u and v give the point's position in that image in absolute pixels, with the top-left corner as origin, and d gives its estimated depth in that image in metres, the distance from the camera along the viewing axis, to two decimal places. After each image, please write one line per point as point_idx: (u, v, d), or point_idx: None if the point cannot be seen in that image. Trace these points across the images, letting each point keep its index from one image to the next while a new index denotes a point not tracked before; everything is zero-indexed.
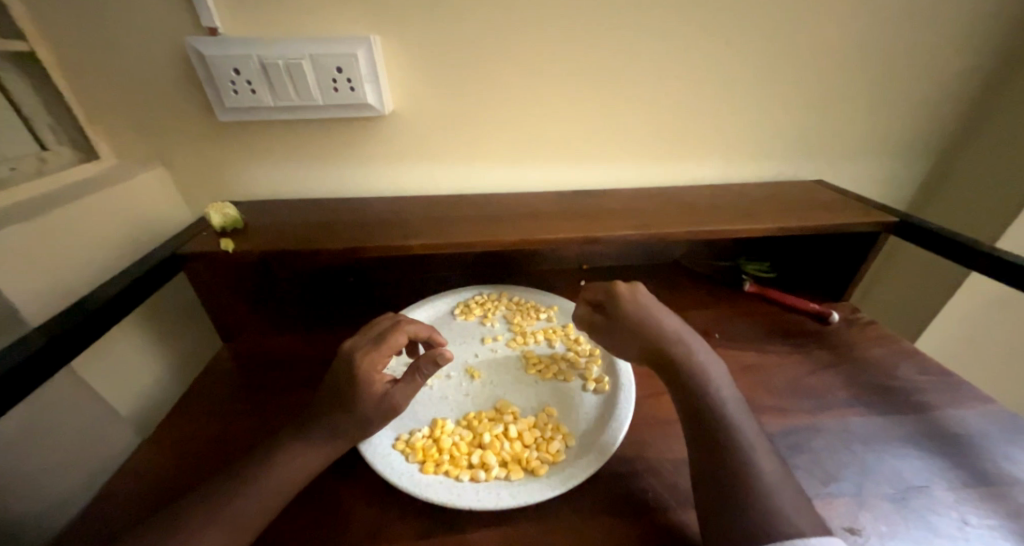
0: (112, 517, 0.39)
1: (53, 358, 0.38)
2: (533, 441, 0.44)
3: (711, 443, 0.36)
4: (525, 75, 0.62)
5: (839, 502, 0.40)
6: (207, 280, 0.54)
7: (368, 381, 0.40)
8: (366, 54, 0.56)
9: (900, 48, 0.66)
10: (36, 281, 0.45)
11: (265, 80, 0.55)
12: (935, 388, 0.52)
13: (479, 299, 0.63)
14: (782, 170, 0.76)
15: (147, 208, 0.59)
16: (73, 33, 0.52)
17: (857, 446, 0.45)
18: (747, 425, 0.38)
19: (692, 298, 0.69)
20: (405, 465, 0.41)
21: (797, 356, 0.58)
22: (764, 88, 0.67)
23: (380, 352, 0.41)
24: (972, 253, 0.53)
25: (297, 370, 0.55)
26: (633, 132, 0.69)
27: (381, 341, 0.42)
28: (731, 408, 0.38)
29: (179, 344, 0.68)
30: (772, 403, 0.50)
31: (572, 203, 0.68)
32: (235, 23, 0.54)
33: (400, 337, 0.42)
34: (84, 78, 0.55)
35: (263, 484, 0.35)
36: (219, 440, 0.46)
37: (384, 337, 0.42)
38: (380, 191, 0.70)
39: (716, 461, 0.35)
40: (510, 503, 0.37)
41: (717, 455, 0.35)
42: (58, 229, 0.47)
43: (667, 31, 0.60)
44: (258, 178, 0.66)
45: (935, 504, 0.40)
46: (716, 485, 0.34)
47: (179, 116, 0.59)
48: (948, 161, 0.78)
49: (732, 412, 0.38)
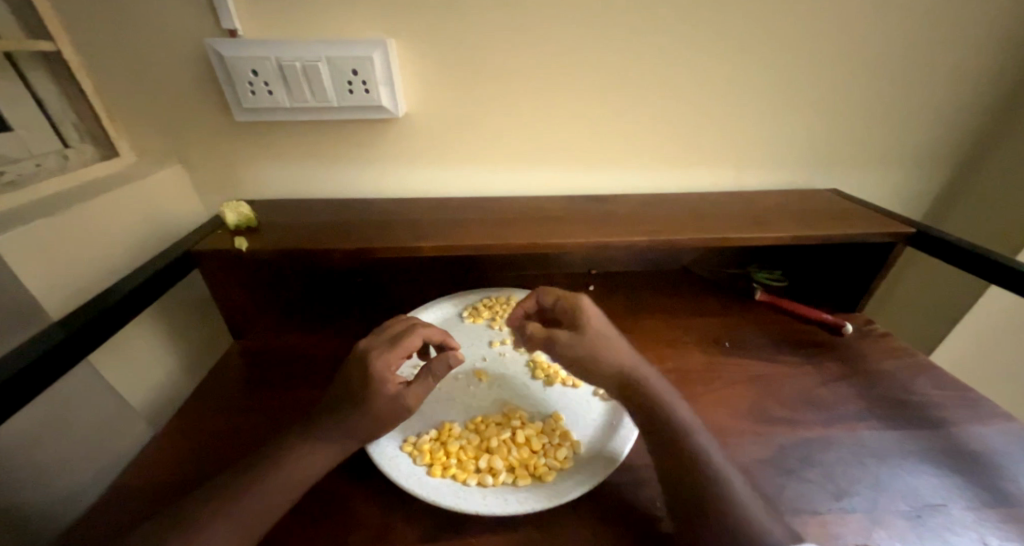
0: (124, 512, 0.39)
1: (72, 350, 0.39)
2: (541, 446, 0.44)
3: (682, 463, 0.36)
4: (538, 80, 0.62)
5: (851, 518, 0.39)
6: (220, 278, 0.55)
7: (382, 382, 0.39)
8: (382, 57, 0.56)
9: (919, 56, 0.65)
10: (56, 276, 0.46)
11: (283, 81, 0.56)
12: (951, 404, 0.51)
13: (487, 302, 0.63)
14: (796, 178, 0.75)
15: (165, 205, 0.60)
16: (98, 33, 0.53)
17: (870, 460, 0.44)
18: (710, 444, 0.38)
19: (702, 306, 0.68)
20: (413, 468, 0.41)
21: (809, 367, 0.57)
22: (780, 96, 0.67)
23: (395, 354, 0.41)
24: (991, 266, 0.52)
25: (306, 369, 0.55)
26: (645, 138, 0.69)
27: (396, 343, 0.42)
28: (693, 429, 0.39)
29: (190, 340, 0.68)
30: (783, 415, 0.49)
31: (582, 208, 0.68)
32: (255, 25, 0.55)
33: (415, 340, 0.42)
34: (108, 78, 0.56)
35: (272, 483, 0.36)
36: (229, 437, 0.46)
37: (400, 339, 0.42)
38: (391, 192, 0.71)
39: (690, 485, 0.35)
40: (517, 509, 0.37)
41: (689, 476, 0.35)
42: (78, 226, 0.47)
43: (683, 38, 0.60)
44: (272, 178, 0.67)
45: (951, 523, 0.39)
46: (693, 509, 0.34)
47: (198, 116, 0.60)
48: (965, 172, 0.77)
49: (697, 431, 0.38)
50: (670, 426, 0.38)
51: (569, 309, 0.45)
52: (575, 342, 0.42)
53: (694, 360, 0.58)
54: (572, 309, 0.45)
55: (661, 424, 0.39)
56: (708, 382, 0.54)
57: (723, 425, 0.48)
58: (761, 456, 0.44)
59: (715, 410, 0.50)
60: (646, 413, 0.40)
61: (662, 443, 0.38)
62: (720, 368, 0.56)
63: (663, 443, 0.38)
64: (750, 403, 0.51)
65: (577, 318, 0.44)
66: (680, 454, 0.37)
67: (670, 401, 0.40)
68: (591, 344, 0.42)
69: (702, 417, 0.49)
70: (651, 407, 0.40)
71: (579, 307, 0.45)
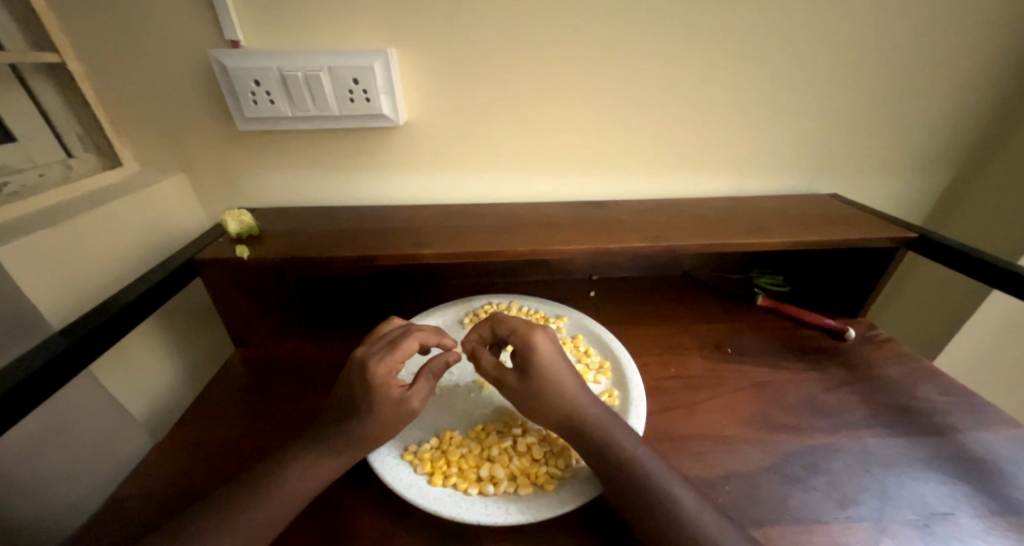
0: (124, 523, 0.39)
1: (75, 361, 0.39)
2: (542, 455, 0.43)
3: (643, 490, 0.36)
4: (537, 87, 0.63)
5: (858, 527, 0.38)
6: (220, 286, 0.55)
7: (385, 385, 0.39)
8: (382, 66, 0.57)
9: (916, 60, 0.65)
10: (57, 286, 0.46)
11: (285, 91, 0.56)
12: (957, 410, 0.51)
13: (488, 308, 0.63)
14: (795, 183, 0.76)
15: (167, 214, 0.60)
16: (102, 45, 0.54)
17: (877, 469, 0.44)
18: (663, 472, 0.37)
19: (704, 311, 0.68)
20: (413, 477, 0.41)
21: (813, 374, 0.56)
22: (778, 101, 0.67)
23: (394, 357, 0.40)
24: (994, 271, 0.52)
25: (307, 378, 0.55)
26: (645, 144, 0.69)
27: (393, 347, 0.41)
28: (645, 461, 0.38)
29: (192, 348, 0.68)
30: (787, 422, 0.49)
31: (583, 213, 0.68)
32: (257, 36, 0.55)
33: (412, 343, 0.42)
34: (111, 89, 0.57)
35: (274, 495, 0.36)
36: (230, 446, 0.46)
37: (396, 343, 0.42)
38: (391, 199, 0.71)
39: (654, 515, 0.35)
40: (518, 519, 0.37)
41: (650, 507, 0.35)
42: (80, 236, 0.48)
43: (680, 45, 0.61)
44: (274, 185, 0.67)
45: (960, 532, 0.38)
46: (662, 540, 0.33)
47: (200, 125, 0.61)
48: (966, 176, 0.77)
49: (648, 463, 0.38)
50: (626, 456, 0.38)
51: (519, 349, 0.43)
52: (519, 393, 0.42)
53: (696, 367, 0.57)
54: (522, 351, 0.43)
55: (605, 458, 0.38)
56: (710, 389, 0.54)
57: (725, 433, 0.47)
58: (764, 464, 0.44)
59: (718, 418, 0.49)
60: (587, 450, 0.39)
61: (610, 479, 0.37)
62: (722, 375, 0.56)
63: (612, 478, 0.37)
64: (753, 411, 0.50)
65: (524, 363, 0.42)
66: (630, 494, 0.36)
67: (618, 433, 0.40)
68: (533, 400, 0.41)
69: (705, 425, 0.49)
70: (594, 442, 0.39)
71: (526, 351, 0.43)
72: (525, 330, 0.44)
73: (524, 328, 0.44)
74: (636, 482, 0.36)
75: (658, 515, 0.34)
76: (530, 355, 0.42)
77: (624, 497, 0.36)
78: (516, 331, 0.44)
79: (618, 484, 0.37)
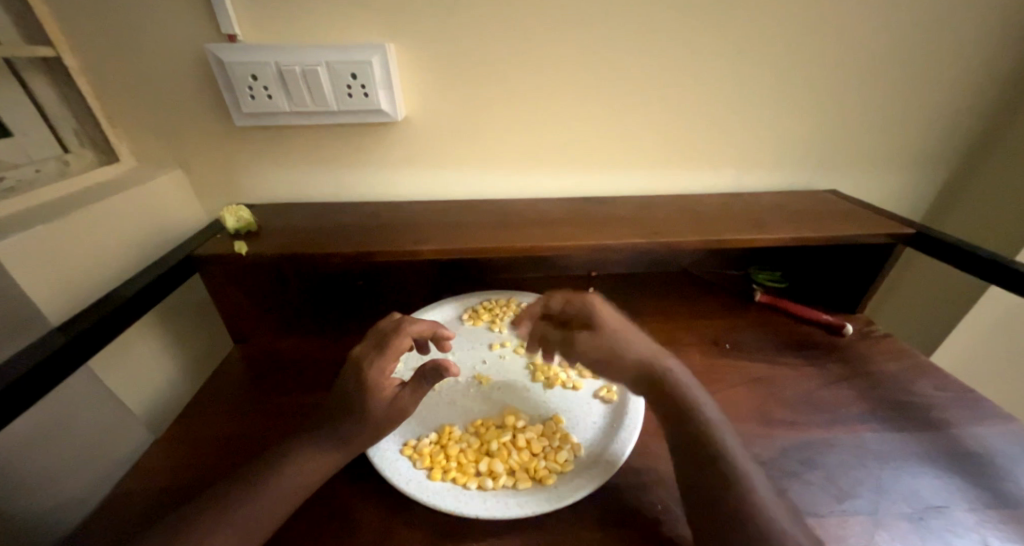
0: (124, 518, 0.39)
1: (76, 355, 0.39)
2: (541, 449, 0.44)
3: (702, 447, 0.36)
4: (537, 83, 0.62)
5: (854, 520, 0.39)
6: (219, 282, 0.55)
7: (377, 388, 0.40)
8: (381, 61, 0.57)
9: (916, 55, 0.65)
10: (54, 282, 0.46)
11: (283, 86, 0.56)
12: (952, 404, 0.51)
13: (487, 304, 0.63)
14: (794, 179, 0.76)
15: (164, 210, 0.60)
16: (97, 40, 0.54)
17: (872, 462, 0.44)
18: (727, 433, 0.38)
19: (702, 306, 0.68)
20: (413, 471, 0.41)
21: (811, 369, 0.57)
22: (777, 97, 0.67)
23: (385, 358, 0.41)
24: (993, 267, 0.52)
25: (307, 373, 0.55)
26: (645, 139, 0.69)
27: (385, 348, 0.41)
28: (711, 417, 0.39)
29: (191, 343, 0.68)
30: (783, 417, 0.49)
31: (583, 210, 0.68)
32: (254, 30, 0.55)
33: (403, 340, 0.42)
34: (107, 84, 0.57)
35: (273, 489, 0.36)
36: (230, 441, 0.46)
37: (387, 342, 0.42)
38: (391, 195, 0.71)
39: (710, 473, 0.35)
40: (518, 512, 0.37)
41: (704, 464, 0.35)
42: (78, 231, 0.48)
43: (680, 40, 0.61)
44: (272, 181, 0.67)
45: (953, 525, 0.39)
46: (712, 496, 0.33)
47: (197, 121, 0.60)
48: (964, 173, 0.77)
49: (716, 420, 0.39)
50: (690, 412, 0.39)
51: (577, 311, 0.46)
52: (590, 343, 0.43)
53: (694, 363, 0.57)
54: (582, 308, 0.46)
55: (687, 417, 0.38)
56: (708, 385, 0.54)
57: None
58: (761, 459, 0.44)
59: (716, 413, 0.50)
60: (668, 410, 0.40)
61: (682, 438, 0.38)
62: (720, 370, 0.56)
63: (686, 433, 0.38)
64: (751, 406, 0.51)
65: (590, 315, 0.45)
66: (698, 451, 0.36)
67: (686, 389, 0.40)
68: (604, 347, 0.43)
69: None
70: (674, 403, 0.40)
71: (587, 305, 0.46)
72: (577, 296, 0.47)
73: (575, 293, 0.48)
74: (703, 432, 0.37)
75: (710, 474, 0.35)
76: (591, 310, 0.46)
77: (687, 447, 0.37)
78: (570, 296, 0.48)
79: (688, 437, 0.37)
